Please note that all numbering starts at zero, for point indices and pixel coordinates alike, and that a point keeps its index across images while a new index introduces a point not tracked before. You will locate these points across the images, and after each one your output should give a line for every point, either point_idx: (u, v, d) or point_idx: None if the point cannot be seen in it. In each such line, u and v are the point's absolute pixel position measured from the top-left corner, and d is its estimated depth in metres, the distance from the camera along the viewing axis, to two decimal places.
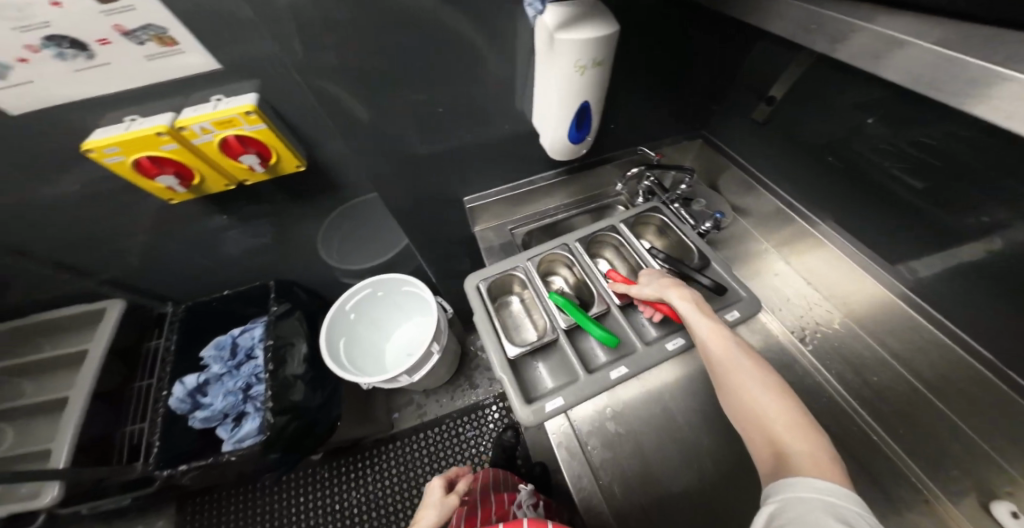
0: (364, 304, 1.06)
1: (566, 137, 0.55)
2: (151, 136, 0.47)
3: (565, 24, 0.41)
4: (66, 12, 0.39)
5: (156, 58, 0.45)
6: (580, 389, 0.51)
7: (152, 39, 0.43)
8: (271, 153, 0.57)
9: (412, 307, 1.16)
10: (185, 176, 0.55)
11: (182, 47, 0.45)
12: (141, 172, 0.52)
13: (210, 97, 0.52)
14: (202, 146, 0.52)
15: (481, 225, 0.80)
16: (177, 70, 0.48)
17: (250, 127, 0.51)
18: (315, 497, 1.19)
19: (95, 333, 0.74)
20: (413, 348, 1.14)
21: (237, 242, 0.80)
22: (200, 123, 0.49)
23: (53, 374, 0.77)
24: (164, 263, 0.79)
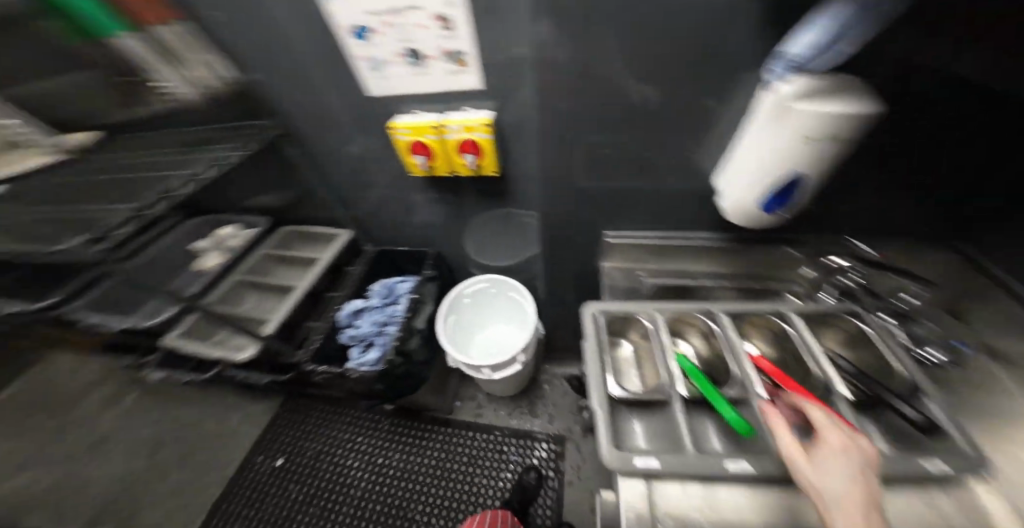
0: (479, 295, 1.20)
1: (760, 203, 0.51)
2: (426, 126, 0.70)
3: (808, 97, 0.39)
4: (426, 35, 0.61)
5: (452, 73, 0.66)
6: (684, 462, 0.45)
7: (457, 60, 0.64)
8: (483, 155, 0.73)
9: (510, 314, 1.25)
10: (428, 157, 0.75)
11: (467, 68, 0.64)
12: (408, 149, 0.75)
13: (464, 107, 0.71)
14: (449, 141, 0.73)
15: (611, 263, 0.76)
16: (458, 83, 0.68)
17: (482, 135, 0.69)
18: (371, 441, 1.37)
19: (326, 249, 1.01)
20: (497, 350, 1.22)
21: (419, 211, 1.00)
22: (456, 125, 0.69)
23: (285, 265, 1.06)
24: (369, 213, 1.04)
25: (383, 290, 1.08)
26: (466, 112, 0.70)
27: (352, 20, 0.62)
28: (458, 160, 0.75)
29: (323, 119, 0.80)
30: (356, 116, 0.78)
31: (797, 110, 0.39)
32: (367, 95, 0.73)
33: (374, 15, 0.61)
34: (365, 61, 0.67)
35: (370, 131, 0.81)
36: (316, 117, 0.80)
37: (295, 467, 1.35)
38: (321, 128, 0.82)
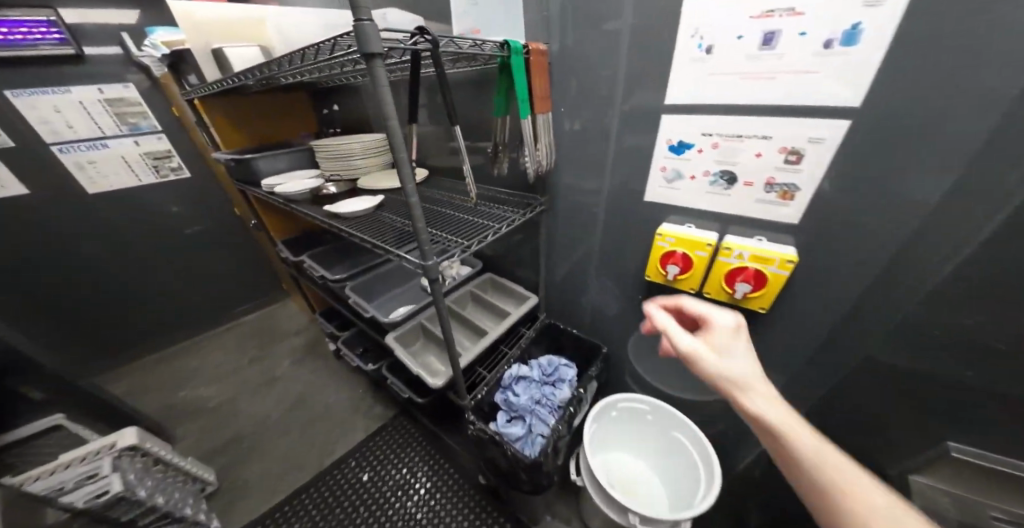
0: (630, 414, 1.04)
1: None
2: (701, 242, 0.65)
3: None
4: (758, 163, 0.58)
5: (763, 201, 0.60)
6: None
7: (779, 191, 0.58)
8: (763, 291, 0.62)
9: (659, 451, 1.04)
10: (683, 270, 0.69)
11: (790, 203, 0.58)
12: (662, 257, 0.71)
13: (752, 235, 0.64)
14: (720, 263, 0.65)
15: (927, 478, 0.57)
16: (764, 212, 0.61)
17: (774, 268, 0.60)
18: (449, 508, 1.23)
19: (519, 308, 1.02)
20: (630, 488, 1.00)
21: (620, 308, 0.95)
22: (742, 250, 0.61)
23: (479, 308, 1.14)
24: (566, 290, 1.05)
25: (547, 366, 1.00)
26: (758, 240, 0.62)
27: (678, 135, 0.64)
28: (720, 283, 0.66)
29: (583, 200, 0.84)
30: (619, 206, 0.79)
31: None
32: (644, 198, 0.73)
33: (707, 135, 0.61)
34: (663, 171, 0.68)
35: (625, 222, 0.80)
36: (578, 197, 0.85)
37: (375, 488, 1.31)
38: (575, 206, 0.86)
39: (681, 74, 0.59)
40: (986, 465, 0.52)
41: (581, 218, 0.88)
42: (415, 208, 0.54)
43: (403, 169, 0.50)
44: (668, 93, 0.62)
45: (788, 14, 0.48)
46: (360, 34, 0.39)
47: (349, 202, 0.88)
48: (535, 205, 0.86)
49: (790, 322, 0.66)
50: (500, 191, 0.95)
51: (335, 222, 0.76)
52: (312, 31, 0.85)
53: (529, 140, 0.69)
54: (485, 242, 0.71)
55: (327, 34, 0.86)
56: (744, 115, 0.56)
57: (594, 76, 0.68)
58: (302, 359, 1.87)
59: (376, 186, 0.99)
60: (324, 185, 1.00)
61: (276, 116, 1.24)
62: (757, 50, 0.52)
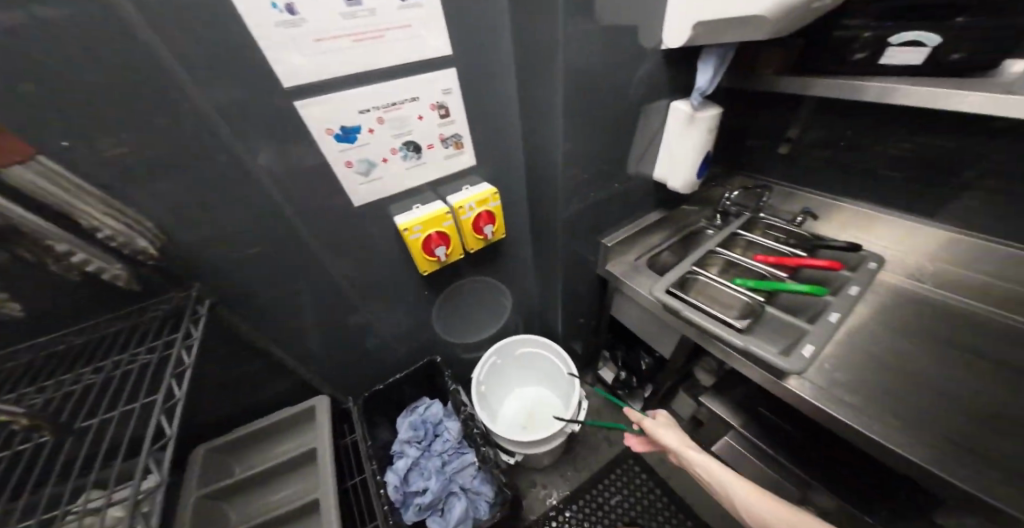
0: (490, 376, 1.10)
1: (695, 174, 0.80)
2: (440, 215, 0.64)
3: (701, 107, 0.73)
4: (424, 125, 0.60)
5: (449, 157, 0.65)
6: (818, 333, 0.59)
7: (451, 143, 0.64)
8: (499, 222, 0.73)
9: (514, 378, 1.22)
10: (446, 246, 0.68)
11: (464, 151, 0.66)
12: (420, 246, 0.66)
13: (461, 186, 0.71)
14: (463, 223, 0.69)
15: (609, 261, 1.00)
16: (454, 165, 0.67)
17: (495, 202, 0.70)
18: None
19: (319, 429, 0.74)
20: (524, 419, 1.17)
21: (410, 320, 0.87)
22: (469, 204, 0.67)
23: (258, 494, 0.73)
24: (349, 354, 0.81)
25: (414, 432, 0.83)
26: (468, 190, 0.70)
27: (338, 122, 0.52)
28: (474, 236, 0.71)
29: (289, 259, 0.61)
30: (340, 239, 0.64)
31: (700, 115, 0.72)
32: (355, 206, 0.60)
33: (366, 112, 0.53)
34: (351, 167, 0.57)
35: (360, 247, 0.67)
36: (274, 266, 0.60)
37: None
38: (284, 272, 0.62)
39: (285, 50, 0.43)
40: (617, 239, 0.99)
41: (306, 279, 0.65)
42: None
43: None
44: (280, 75, 0.45)
45: None
46: None
47: None
48: (184, 305, 0.54)
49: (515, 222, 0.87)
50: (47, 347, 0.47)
51: None
52: None
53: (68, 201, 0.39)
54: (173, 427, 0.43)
55: None
56: (386, 84, 0.53)
57: (163, 108, 0.41)
58: None
59: None
60: None
61: None
62: (346, 6, 0.45)
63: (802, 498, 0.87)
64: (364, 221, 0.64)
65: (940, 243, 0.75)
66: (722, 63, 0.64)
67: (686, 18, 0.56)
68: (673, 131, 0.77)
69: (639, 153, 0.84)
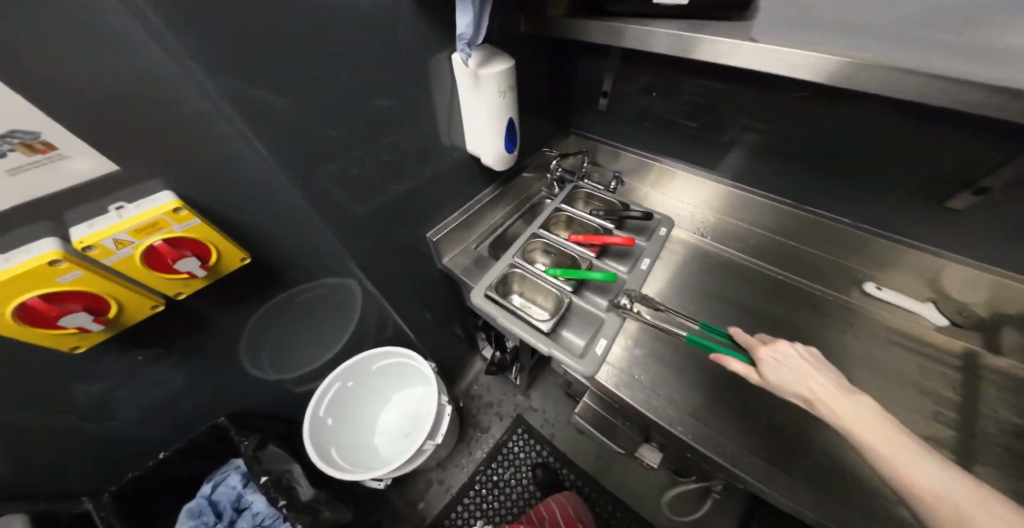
0: (337, 405, 0.96)
1: (503, 148, 0.70)
2: (43, 267, 0.40)
3: (482, 63, 0.59)
4: None
5: (21, 171, 0.37)
6: (608, 327, 0.65)
7: (18, 148, 0.36)
8: (213, 253, 0.52)
9: (383, 390, 1.08)
10: (100, 309, 0.47)
11: (62, 155, 0.38)
12: (28, 321, 0.42)
13: (108, 206, 0.44)
14: (118, 264, 0.46)
15: (448, 255, 0.88)
16: (54, 181, 0.40)
17: (180, 226, 0.47)
18: None
19: None
20: (409, 425, 1.06)
21: (170, 384, 0.65)
22: (113, 236, 0.43)
23: None
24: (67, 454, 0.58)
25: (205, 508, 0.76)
26: (119, 211, 0.44)
27: None
28: (164, 278, 0.51)
29: None
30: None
31: (486, 73, 0.59)
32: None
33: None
34: None
35: None
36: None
37: None
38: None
39: None
40: (447, 229, 0.85)
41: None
42: None
43: None
44: None
45: None
46: None
47: None
48: None
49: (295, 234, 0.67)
50: None
51: None
52: None
53: None
54: None
55: None
56: None
57: None
58: None
59: None
60: None
61: None
62: None
63: (644, 431, 0.97)
64: None
65: (711, 201, 0.94)
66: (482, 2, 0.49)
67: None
68: (467, 103, 0.66)
69: (437, 127, 0.70)
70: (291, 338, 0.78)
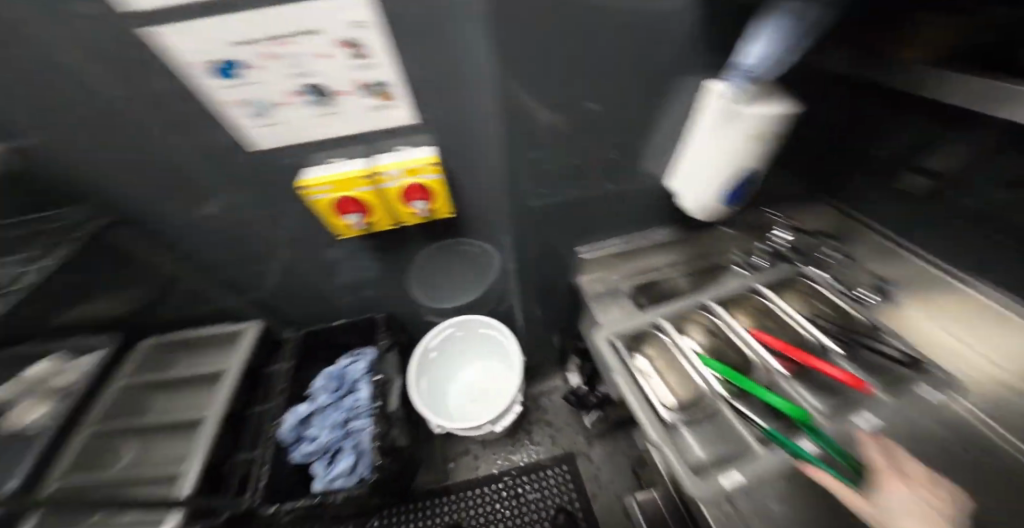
0: (444, 346, 1.09)
1: (719, 200, 0.57)
2: (355, 178, 0.57)
3: (753, 100, 0.44)
4: (331, 68, 0.48)
5: (374, 109, 0.54)
6: (760, 464, 0.45)
7: (378, 93, 0.52)
8: (436, 199, 0.62)
9: (477, 354, 1.18)
10: (367, 215, 0.61)
11: (393, 104, 0.54)
12: (335, 208, 0.59)
13: (395, 148, 0.60)
14: (388, 191, 0.60)
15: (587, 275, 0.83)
16: (384, 119, 0.56)
17: (429, 176, 0.59)
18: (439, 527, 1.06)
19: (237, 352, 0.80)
20: (476, 394, 1.15)
21: (353, 273, 0.86)
22: (394, 169, 0.57)
23: (190, 380, 0.82)
24: (290, 287, 0.85)
25: (330, 381, 0.86)
26: (400, 153, 0.59)
27: (214, 55, 0.44)
28: (404, 209, 0.63)
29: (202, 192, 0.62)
30: (261, 179, 0.62)
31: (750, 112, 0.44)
32: (247, 153, 0.56)
33: (249, 45, 0.43)
34: (241, 107, 0.50)
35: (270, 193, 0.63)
36: (204, 192, 0.62)
37: None
38: (212, 198, 0.63)
39: None
40: (600, 251, 0.80)
41: (240, 210, 0.67)
42: None
43: None
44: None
45: None
46: None
47: None
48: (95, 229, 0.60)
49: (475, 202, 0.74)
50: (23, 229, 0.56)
51: None
52: None
53: None
54: None
55: None
56: (268, 10, 0.40)
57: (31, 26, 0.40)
58: None
59: None
60: None
61: None
62: None
63: None
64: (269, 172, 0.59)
65: None
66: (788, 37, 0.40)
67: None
68: (706, 149, 0.51)
69: (649, 150, 0.63)
70: (445, 273, 0.92)
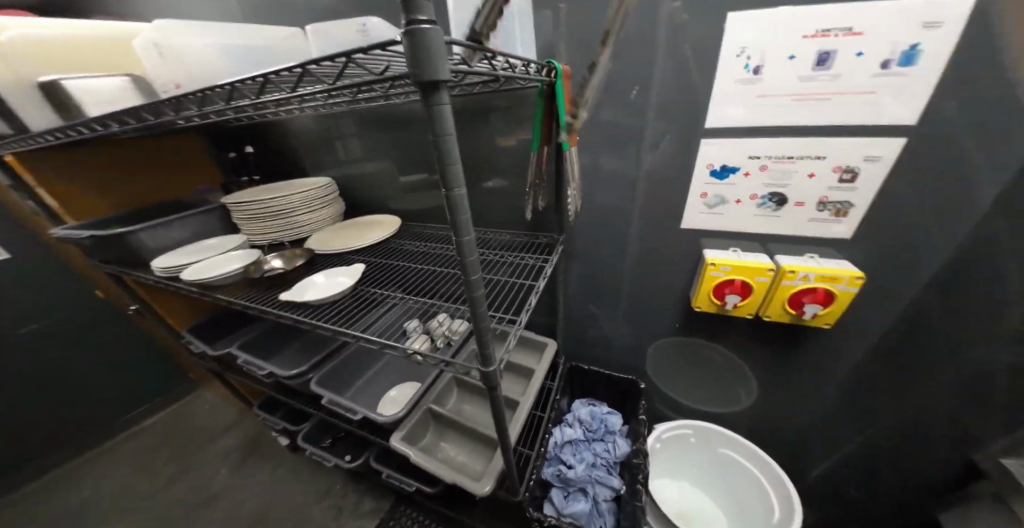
0: (675, 444, 0.87)
1: None
2: (763, 267, 0.59)
3: None
4: (810, 184, 0.55)
5: (815, 221, 0.58)
6: None
7: (830, 210, 0.56)
8: (833, 308, 0.58)
9: (704, 476, 0.88)
10: (742, 295, 0.63)
11: (843, 220, 0.56)
12: (715, 287, 0.63)
13: (803, 253, 0.61)
14: (781, 287, 0.60)
15: None
16: (815, 232, 0.59)
17: (843, 287, 0.56)
18: None
19: (543, 363, 0.80)
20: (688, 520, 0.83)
21: (643, 338, 0.85)
22: (807, 272, 0.57)
23: None
24: (578, 329, 0.91)
25: (591, 420, 0.87)
26: (813, 259, 0.59)
27: (721, 160, 0.57)
28: (782, 307, 0.61)
29: (592, 235, 0.73)
30: (649, 222, 0.67)
31: None
32: (681, 228, 0.65)
33: (753, 158, 0.56)
34: (703, 198, 0.61)
35: (642, 248, 0.71)
36: (593, 223, 0.71)
37: None
38: (598, 236, 0.73)
39: (727, 97, 0.52)
40: None
41: (603, 244, 0.74)
42: (478, 302, 0.37)
43: (466, 255, 0.34)
44: (708, 117, 0.55)
45: (844, 33, 0.45)
46: (416, 60, 0.25)
47: (313, 283, 0.65)
48: (558, 244, 0.67)
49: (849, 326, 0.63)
50: (518, 237, 0.72)
51: (295, 318, 0.56)
52: (212, 57, 0.61)
53: (573, 181, 0.54)
54: (530, 307, 0.52)
55: (228, 61, 0.62)
56: (797, 138, 0.53)
57: (615, 115, 0.59)
58: (225, 472, 1.19)
59: (336, 247, 0.76)
60: (263, 258, 0.74)
61: (161, 169, 0.96)
62: (810, 71, 0.48)
63: None
64: (665, 228, 0.67)
65: None
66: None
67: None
68: None
69: None
70: (710, 366, 0.81)
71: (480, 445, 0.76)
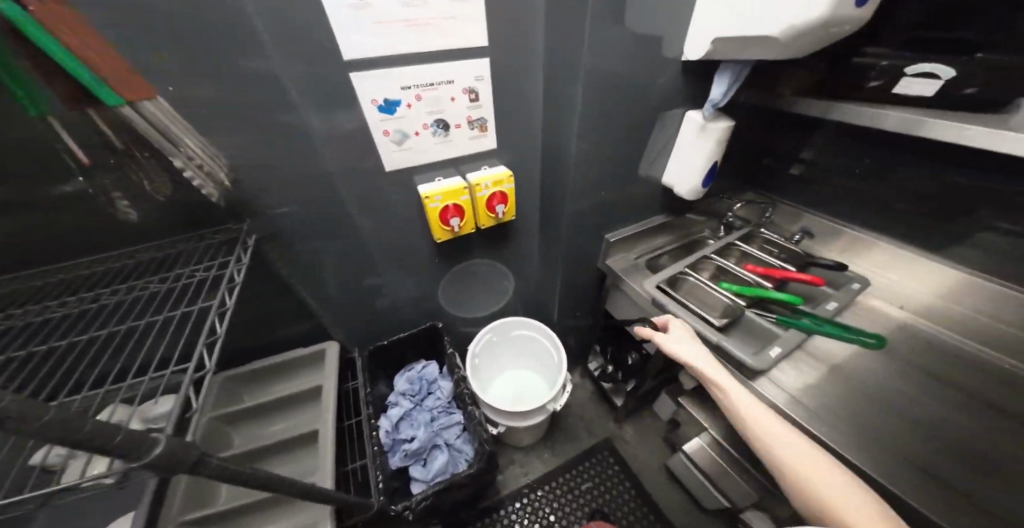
0: (484, 351, 1.02)
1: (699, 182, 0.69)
2: (458, 187, 0.68)
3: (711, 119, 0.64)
4: (454, 106, 0.61)
5: (474, 138, 0.66)
6: (788, 339, 0.58)
7: (477, 127, 0.65)
8: (512, 204, 0.75)
9: (511, 359, 1.12)
10: (461, 217, 0.71)
11: (487, 134, 0.67)
12: (438, 219, 0.69)
13: (481, 166, 0.72)
14: (478, 200, 0.71)
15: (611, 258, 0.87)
16: (477, 147, 0.68)
17: (510, 185, 0.72)
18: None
19: (328, 373, 0.70)
20: (513, 397, 1.06)
21: (406, 289, 0.85)
22: (486, 182, 0.69)
23: (270, 416, 0.72)
24: (343, 316, 0.81)
25: (411, 386, 0.89)
26: (487, 169, 0.71)
27: (381, 94, 0.54)
28: (486, 215, 0.74)
29: (287, 213, 0.60)
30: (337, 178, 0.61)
31: (713, 126, 0.63)
32: (386, 170, 0.62)
33: (405, 89, 0.56)
34: (387, 135, 0.59)
35: (348, 207, 0.65)
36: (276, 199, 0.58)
37: None
38: (291, 212, 0.60)
39: (347, 27, 0.47)
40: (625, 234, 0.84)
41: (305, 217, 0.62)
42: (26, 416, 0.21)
43: None
44: (342, 48, 0.49)
45: None
46: None
47: None
48: (241, 240, 0.55)
49: (529, 204, 0.83)
50: (170, 250, 0.52)
51: None
52: None
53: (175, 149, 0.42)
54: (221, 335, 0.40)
55: None
56: (428, 63, 0.55)
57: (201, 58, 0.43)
58: None
59: None
60: None
61: None
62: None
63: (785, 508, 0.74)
64: (355, 180, 0.62)
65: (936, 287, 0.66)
66: (737, 78, 0.60)
67: (702, 30, 0.54)
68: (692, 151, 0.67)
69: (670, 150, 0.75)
70: (477, 281, 0.93)
71: (290, 505, 0.62)
